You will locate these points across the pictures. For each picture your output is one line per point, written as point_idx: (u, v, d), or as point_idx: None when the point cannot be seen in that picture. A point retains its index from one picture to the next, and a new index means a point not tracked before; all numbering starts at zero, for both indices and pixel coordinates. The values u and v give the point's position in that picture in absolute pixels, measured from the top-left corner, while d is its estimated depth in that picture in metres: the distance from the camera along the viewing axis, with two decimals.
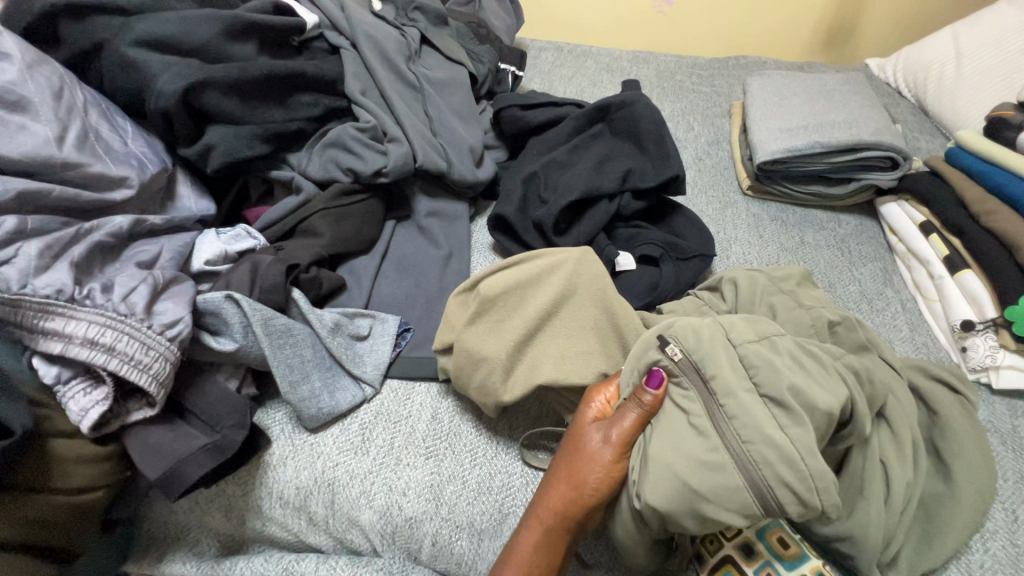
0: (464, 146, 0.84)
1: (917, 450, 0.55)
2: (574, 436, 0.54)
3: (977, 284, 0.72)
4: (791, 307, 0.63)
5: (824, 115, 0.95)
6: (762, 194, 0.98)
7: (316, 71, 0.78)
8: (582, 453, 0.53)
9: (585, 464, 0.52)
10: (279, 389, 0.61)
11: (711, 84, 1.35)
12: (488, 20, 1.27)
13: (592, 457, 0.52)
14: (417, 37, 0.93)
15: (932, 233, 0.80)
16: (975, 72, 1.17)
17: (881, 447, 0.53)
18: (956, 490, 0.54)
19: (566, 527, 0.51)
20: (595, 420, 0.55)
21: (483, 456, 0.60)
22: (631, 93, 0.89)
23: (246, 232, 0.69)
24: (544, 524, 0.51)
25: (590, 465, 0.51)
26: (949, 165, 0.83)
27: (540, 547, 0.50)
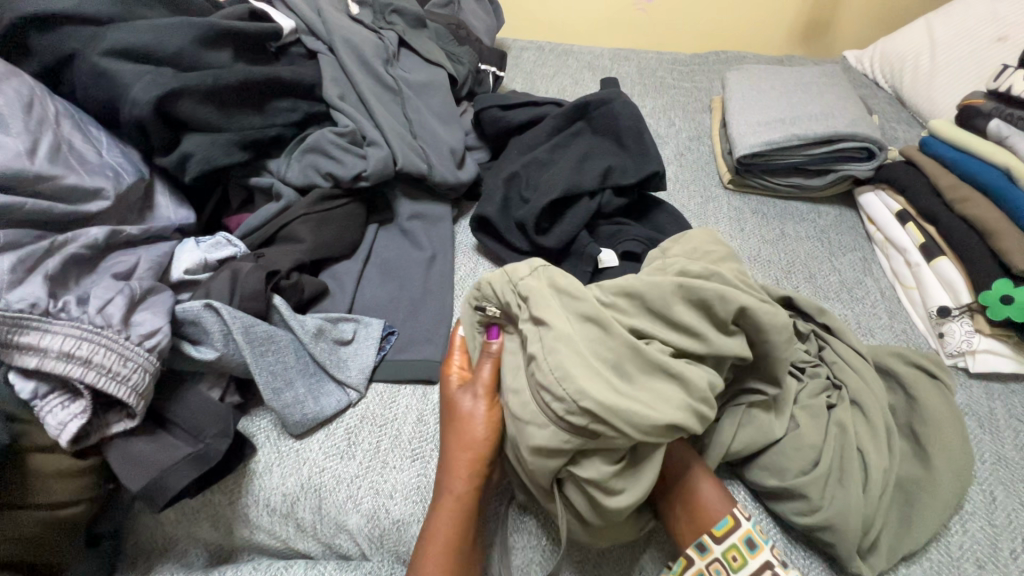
0: (445, 147, 0.84)
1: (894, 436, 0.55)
2: (451, 407, 0.58)
3: (953, 270, 0.73)
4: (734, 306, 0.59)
5: (801, 108, 0.96)
6: (743, 188, 0.99)
7: (293, 76, 0.78)
8: (460, 418, 0.56)
9: (469, 430, 0.55)
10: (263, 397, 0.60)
11: (691, 80, 1.36)
12: (468, 21, 1.27)
13: (469, 420, 0.55)
14: (395, 40, 0.93)
15: (908, 221, 0.81)
16: (948, 62, 1.19)
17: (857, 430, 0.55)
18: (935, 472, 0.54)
19: (473, 492, 0.53)
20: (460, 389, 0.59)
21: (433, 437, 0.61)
22: (609, 91, 0.90)
23: (226, 239, 0.68)
24: (454, 497, 0.53)
25: (472, 425, 0.55)
26: (924, 154, 0.84)
27: (456, 517, 0.52)
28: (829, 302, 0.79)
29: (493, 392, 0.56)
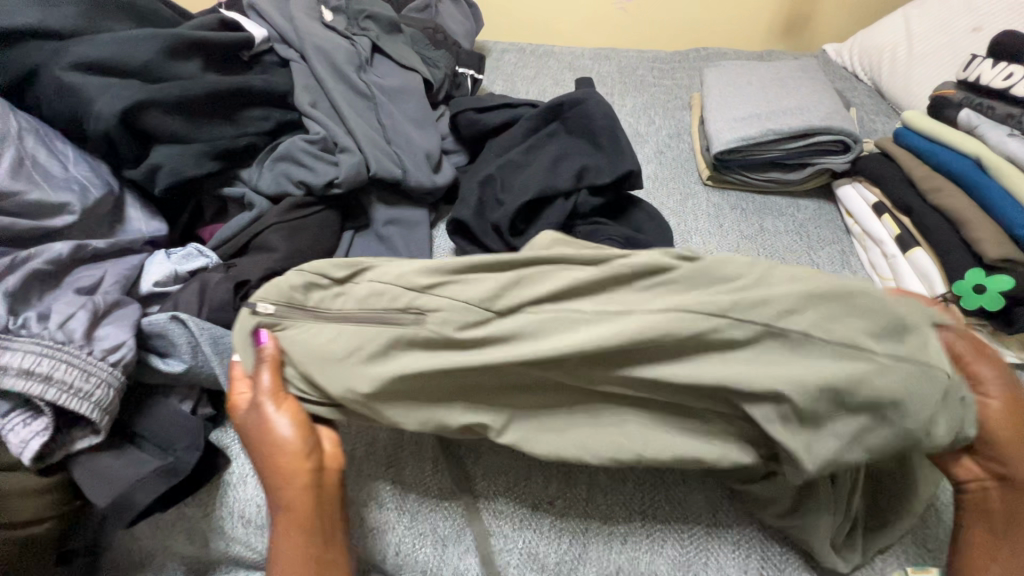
0: (420, 152, 0.84)
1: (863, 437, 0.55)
2: (242, 433, 0.52)
3: (928, 261, 0.73)
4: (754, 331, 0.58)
5: (777, 103, 0.96)
6: (722, 184, 0.99)
7: (264, 85, 0.79)
8: (259, 438, 0.51)
9: (274, 446, 0.50)
10: None
11: (671, 78, 1.37)
12: (446, 25, 1.27)
13: (267, 437, 0.51)
14: (368, 46, 0.93)
15: (884, 213, 0.81)
16: (925, 54, 1.19)
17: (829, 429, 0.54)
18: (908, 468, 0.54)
19: (312, 497, 0.51)
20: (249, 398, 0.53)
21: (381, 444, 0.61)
22: (583, 91, 0.90)
23: (198, 250, 0.68)
24: (288, 511, 0.50)
25: (274, 435, 0.51)
26: (897, 145, 0.84)
27: (308, 529, 0.50)
28: None
29: (279, 391, 0.52)
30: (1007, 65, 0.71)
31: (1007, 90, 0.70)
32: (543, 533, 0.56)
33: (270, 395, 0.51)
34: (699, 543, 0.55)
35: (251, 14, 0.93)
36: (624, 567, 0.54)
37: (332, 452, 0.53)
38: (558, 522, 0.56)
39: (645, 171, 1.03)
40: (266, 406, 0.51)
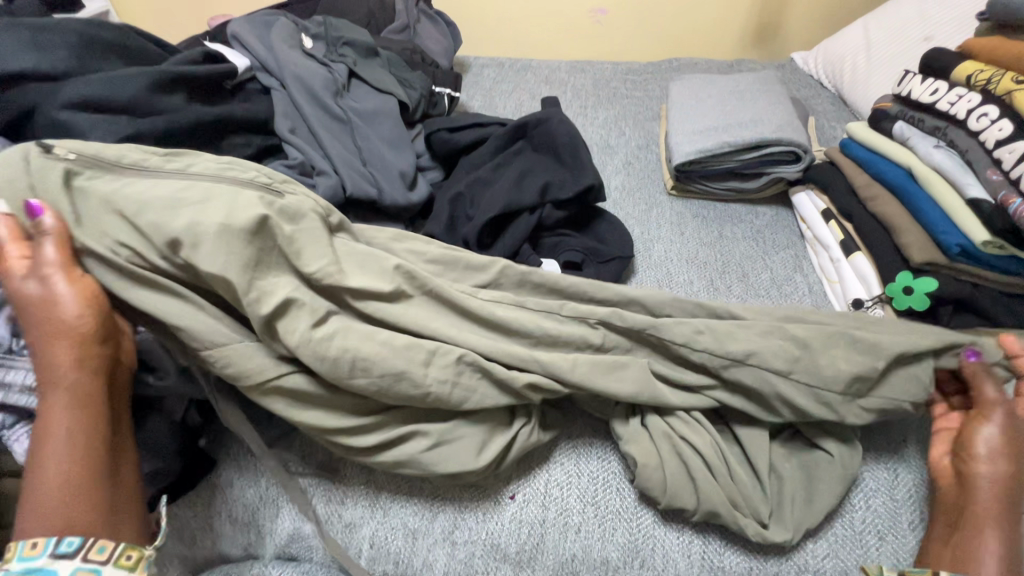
0: (394, 172, 0.89)
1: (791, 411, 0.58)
2: (30, 305, 0.51)
3: (866, 265, 0.78)
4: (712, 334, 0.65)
5: (734, 115, 1.01)
6: (685, 193, 1.04)
7: (245, 114, 0.84)
8: (46, 303, 0.51)
9: (74, 328, 0.51)
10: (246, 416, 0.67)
11: (643, 89, 1.42)
12: (424, 45, 1.32)
13: (51, 303, 0.51)
14: (345, 72, 0.99)
15: (832, 219, 0.86)
16: (883, 61, 1.24)
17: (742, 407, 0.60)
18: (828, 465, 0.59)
19: (92, 384, 0.52)
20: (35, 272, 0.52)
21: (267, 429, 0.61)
22: (548, 110, 0.96)
23: None
24: (76, 393, 0.51)
25: (60, 307, 0.51)
26: (843, 155, 0.89)
27: (91, 424, 0.51)
28: (759, 300, 0.84)
29: (68, 266, 0.53)
30: (935, 81, 0.77)
31: (932, 105, 0.75)
32: (504, 524, 0.61)
33: (65, 268, 0.52)
34: (646, 530, 0.60)
35: (234, 43, 0.99)
36: (578, 554, 0.59)
37: (128, 350, 0.58)
38: (524, 513, 0.61)
39: (613, 182, 1.08)
40: (55, 277, 0.52)
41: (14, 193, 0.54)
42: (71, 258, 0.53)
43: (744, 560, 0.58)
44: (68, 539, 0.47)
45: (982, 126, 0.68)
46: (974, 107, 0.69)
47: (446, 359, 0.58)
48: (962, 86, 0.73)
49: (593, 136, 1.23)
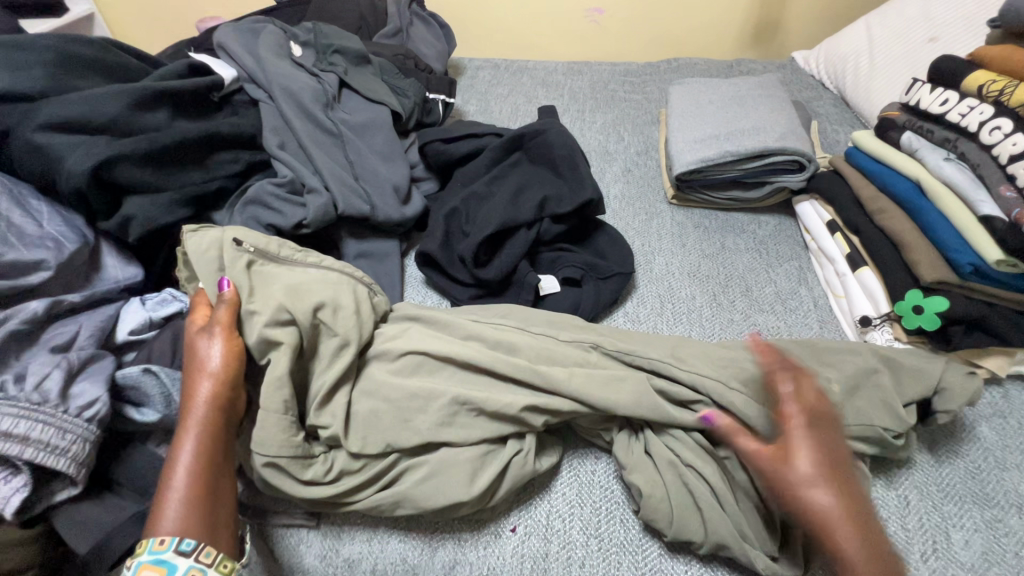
0: (387, 186, 0.87)
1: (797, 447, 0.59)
2: (188, 359, 0.56)
3: (874, 280, 0.76)
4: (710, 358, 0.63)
5: (736, 123, 0.98)
6: (685, 203, 1.02)
7: (232, 130, 0.82)
8: (194, 359, 0.56)
9: (205, 374, 0.55)
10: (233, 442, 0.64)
11: (642, 91, 1.39)
12: (418, 49, 1.29)
13: (199, 358, 0.56)
14: (335, 81, 0.96)
15: (838, 231, 0.84)
16: (886, 62, 1.21)
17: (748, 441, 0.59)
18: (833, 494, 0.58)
19: (221, 425, 0.54)
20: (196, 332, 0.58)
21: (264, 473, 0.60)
22: (544, 121, 0.94)
23: (172, 295, 0.70)
24: (206, 433, 0.53)
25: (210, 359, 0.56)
26: (848, 164, 0.87)
27: (211, 462, 0.52)
28: (764, 315, 0.82)
29: (231, 329, 0.58)
30: (944, 90, 0.75)
31: (942, 116, 0.73)
32: (505, 559, 0.58)
33: (222, 327, 0.57)
34: (652, 564, 0.58)
35: (220, 53, 0.96)
36: None
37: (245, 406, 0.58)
38: (524, 548, 0.59)
39: (613, 191, 1.06)
40: (199, 338, 0.57)
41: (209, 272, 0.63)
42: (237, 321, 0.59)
43: None
44: (187, 539, 0.47)
45: (995, 140, 0.66)
46: (986, 120, 0.67)
47: (439, 404, 0.60)
48: (973, 96, 0.71)
49: (591, 143, 1.20)
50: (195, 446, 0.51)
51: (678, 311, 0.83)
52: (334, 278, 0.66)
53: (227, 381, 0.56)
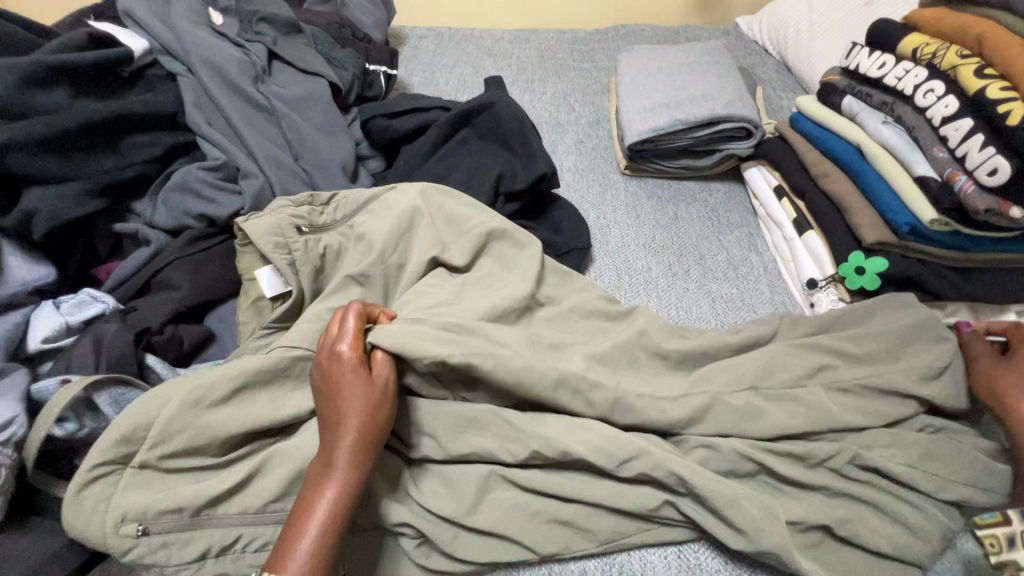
0: (331, 166, 0.82)
1: (760, 387, 0.62)
2: (329, 397, 0.50)
3: (820, 245, 0.78)
4: (677, 376, 0.65)
5: (684, 90, 0.98)
6: (638, 172, 1.00)
7: (145, 109, 0.74)
8: (369, 387, 0.51)
9: (332, 418, 0.49)
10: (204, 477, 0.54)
11: (591, 60, 1.36)
12: (352, 15, 1.20)
13: (353, 396, 0.50)
14: (263, 52, 0.88)
15: (784, 197, 0.86)
16: (823, 28, 1.23)
17: (711, 394, 0.61)
18: (809, 464, 0.58)
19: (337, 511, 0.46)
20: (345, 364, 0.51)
21: (244, 553, 0.52)
22: (493, 93, 0.90)
23: (91, 296, 0.64)
24: (323, 487, 0.47)
25: (348, 398, 0.49)
26: (795, 131, 0.89)
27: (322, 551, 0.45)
28: (716, 283, 0.82)
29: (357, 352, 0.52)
30: (881, 54, 0.76)
31: (879, 80, 0.75)
32: None
33: (380, 376, 0.52)
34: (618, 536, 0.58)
35: (126, 22, 0.86)
36: (552, 569, 0.57)
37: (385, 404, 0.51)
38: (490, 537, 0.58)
39: (566, 164, 1.04)
40: (343, 368, 0.51)
41: (272, 208, 0.71)
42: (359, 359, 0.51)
43: (717, 559, 0.57)
44: None
45: (928, 103, 0.67)
46: (920, 82, 0.69)
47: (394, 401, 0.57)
48: (908, 60, 0.73)
49: (541, 114, 1.17)
50: (347, 472, 0.47)
51: (635, 283, 0.82)
52: (334, 249, 0.71)
53: (375, 434, 0.50)
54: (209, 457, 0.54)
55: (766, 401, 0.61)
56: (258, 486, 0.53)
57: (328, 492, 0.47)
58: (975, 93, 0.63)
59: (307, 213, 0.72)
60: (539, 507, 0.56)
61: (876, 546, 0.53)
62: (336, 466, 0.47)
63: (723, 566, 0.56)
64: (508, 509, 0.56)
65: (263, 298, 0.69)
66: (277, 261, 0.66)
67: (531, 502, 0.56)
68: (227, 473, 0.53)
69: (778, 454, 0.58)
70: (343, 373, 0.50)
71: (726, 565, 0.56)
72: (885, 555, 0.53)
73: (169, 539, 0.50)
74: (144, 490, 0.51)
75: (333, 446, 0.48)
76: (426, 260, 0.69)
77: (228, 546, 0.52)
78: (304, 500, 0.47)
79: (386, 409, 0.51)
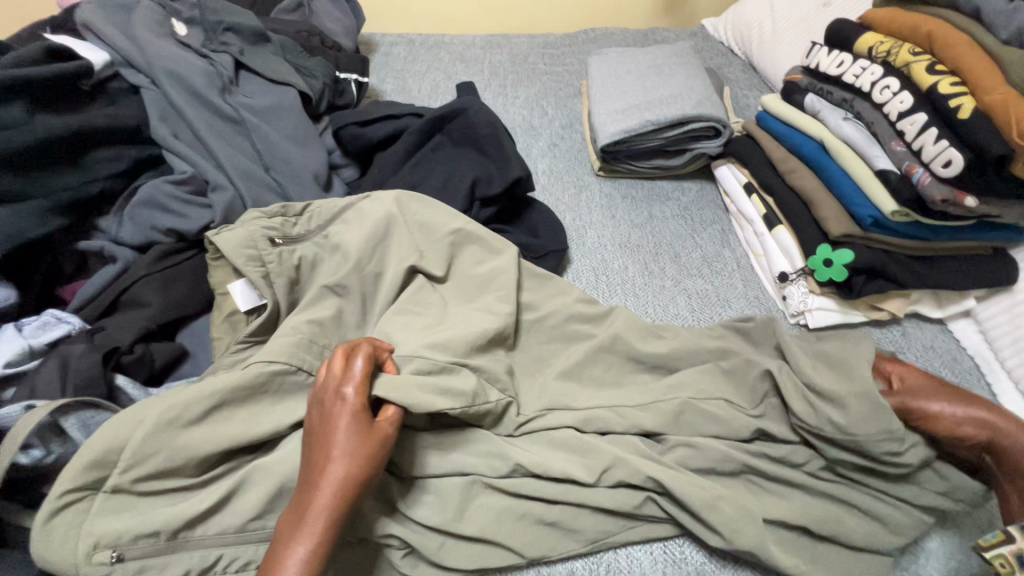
0: (303, 176, 0.81)
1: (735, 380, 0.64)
2: (322, 441, 0.47)
3: (789, 239, 0.80)
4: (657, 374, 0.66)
5: (653, 91, 0.99)
6: (612, 173, 1.02)
7: (108, 122, 0.72)
8: (365, 433, 0.48)
9: (320, 462, 0.46)
10: (181, 499, 0.53)
11: (562, 63, 1.38)
12: (321, 23, 1.19)
13: (351, 445, 0.47)
14: (230, 62, 0.87)
15: (753, 193, 0.88)
16: (785, 29, 1.27)
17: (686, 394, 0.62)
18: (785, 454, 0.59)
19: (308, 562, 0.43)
20: (347, 409, 0.48)
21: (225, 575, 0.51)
22: (465, 98, 0.90)
23: (55, 317, 0.62)
24: (298, 536, 0.44)
25: (343, 447, 0.47)
26: (761, 129, 0.91)
27: None
28: (691, 279, 0.84)
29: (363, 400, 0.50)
30: (840, 53, 0.79)
31: (839, 78, 0.77)
32: None
33: (380, 428, 0.50)
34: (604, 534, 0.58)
35: (84, 33, 0.83)
36: (540, 572, 0.57)
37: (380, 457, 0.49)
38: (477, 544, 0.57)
39: (541, 167, 1.04)
40: (344, 416, 0.48)
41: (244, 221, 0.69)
42: (362, 409, 0.49)
43: (702, 551, 0.57)
44: None
45: (885, 99, 0.70)
46: (877, 79, 0.71)
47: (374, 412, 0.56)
48: (865, 58, 0.75)
49: (515, 119, 1.18)
50: (325, 527, 0.44)
51: (613, 283, 0.83)
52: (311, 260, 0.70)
53: (365, 486, 0.47)
54: (186, 477, 0.53)
55: (743, 394, 0.63)
56: (238, 505, 0.52)
57: (301, 547, 0.43)
58: (929, 88, 0.65)
59: (280, 224, 0.71)
60: (525, 511, 0.56)
61: (850, 530, 0.55)
62: (316, 515, 0.44)
63: (708, 559, 0.57)
64: (494, 514, 0.56)
65: (238, 313, 0.68)
66: (251, 274, 0.65)
67: (517, 506, 0.56)
68: (205, 494, 0.52)
69: (756, 447, 0.59)
70: (342, 421, 0.48)
71: (709, 559, 0.57)
72: (862, 540, 0.55)
73: (145, 565, 0.49)
74: (118, 515, 0.50)
75: (313, 497, 0.45)
76: (403, 267, 0.68)
77: (208, 568, 0.51)
78: (275, 545, 0.44)
79: (381, 461, 0.49)
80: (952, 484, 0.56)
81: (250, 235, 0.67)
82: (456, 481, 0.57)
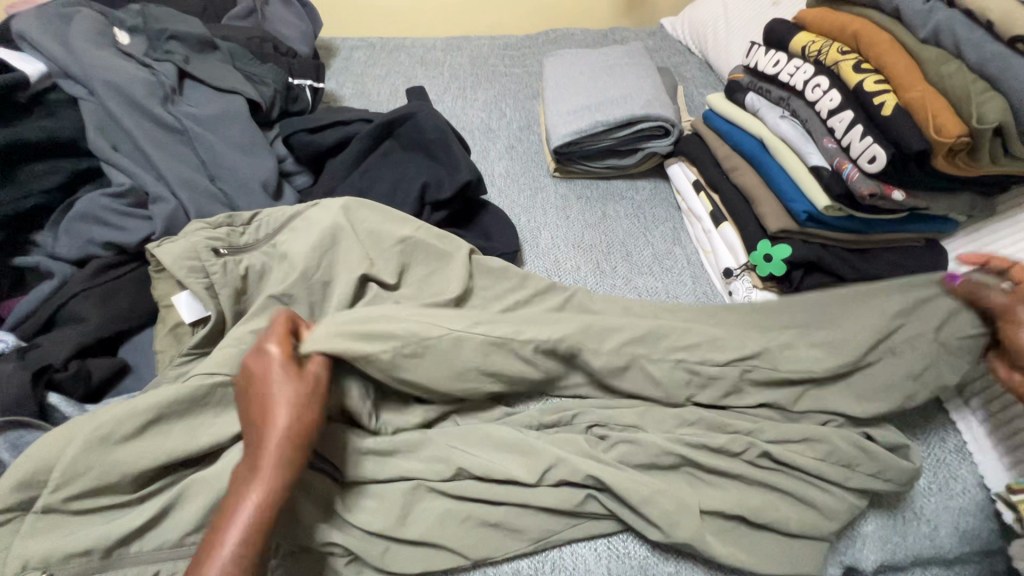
0: (249, 184, 0.81)
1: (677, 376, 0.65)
2: (261, 393, 0.52)
3: (734, 235, 0.82)
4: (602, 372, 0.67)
5: (605, 92, 1.01)
6: (567, 174, 1.03)
7: (41, 135, 0.71)
8: (299, 378, 0.52)
9: (263, 411, 0.50)
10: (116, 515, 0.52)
11: (522, 65, 1.38)
12: (274, 29, 1.18)
13: (288, 389, 0.51)
14: (173, 71, 0.86)
15: (701, 191, 0.90)
16: (737, 28, 1.29)
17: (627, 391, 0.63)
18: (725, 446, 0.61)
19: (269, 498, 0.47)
20: (276, 360, 0.53)
21: None
22: (415, 102, 0.90)
23: None
24: (253, 479, 0.47)
25: (279, 393, 0.51)
26: (708, 127, 0.93)
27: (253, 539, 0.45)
28: (642, 277, 0.85)
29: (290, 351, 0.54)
30: (776, 52, 0.81)
31: (775, 76, 0.79)
32: None
33: (311, 370, 0.53)
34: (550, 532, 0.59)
35: (20, 45, 0.82)
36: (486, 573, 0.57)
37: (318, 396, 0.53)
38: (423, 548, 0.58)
39: (497, 169, 1.05)
40: (276, 366, 0.52)
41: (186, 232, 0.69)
42: (290, 358, 0.53)
43: (645, 545, 0.59)
44: None
45: (817, 96, 0.72)
46: (809, 78, 0.73)
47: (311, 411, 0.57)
48: (799, 57, 0.77)
49: (473, 121, 1.18)
50: (280, 469, 0.48)
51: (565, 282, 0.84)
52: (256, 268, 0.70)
53: (309, 425, 0.51)
54: (121, 494, 0.53)
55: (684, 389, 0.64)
56: (174, 519, 0.52)
57: (256, 488, 0.47)
58: (855, 86, 0.67)
59: (225, 234, 0.70)
60: (469, 513, 0.57)
61: (784, 517, 0.57)
62: (265, 458, 0.48)
63: (651, 552, 0.58)
64: (437, 517, 0.56)
65: (181, 325, 0.67)
66: (192, 286, 0.65)
67: (460, 508, 0.57)
68: (140, 509, 0.52)
69: (696, 440, 0.61)
70: (273, 369, 0.52)
71: (651, 551, 0.58)
72: (797, 528, 0.56)
73: None
74: (49, 535, 0.49)
75: (261, 443, 0.49)
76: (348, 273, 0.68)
77: None
78: (234, 493, 0.47)
79: (318, 402, 0.52)
80: (881, 469, 0.58)
81: (190, 246, 0.66)
82: (400, 486, 0.57)
